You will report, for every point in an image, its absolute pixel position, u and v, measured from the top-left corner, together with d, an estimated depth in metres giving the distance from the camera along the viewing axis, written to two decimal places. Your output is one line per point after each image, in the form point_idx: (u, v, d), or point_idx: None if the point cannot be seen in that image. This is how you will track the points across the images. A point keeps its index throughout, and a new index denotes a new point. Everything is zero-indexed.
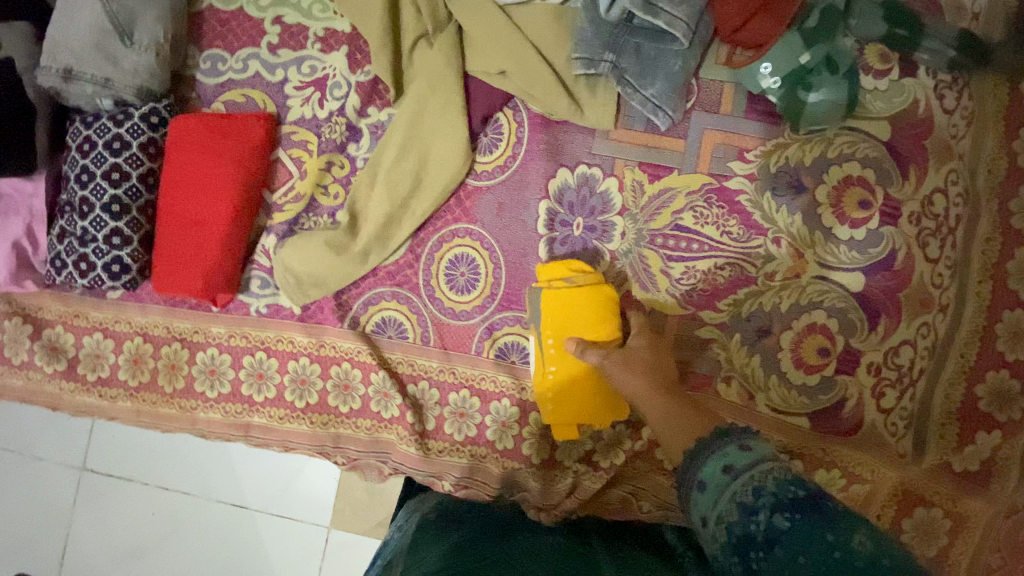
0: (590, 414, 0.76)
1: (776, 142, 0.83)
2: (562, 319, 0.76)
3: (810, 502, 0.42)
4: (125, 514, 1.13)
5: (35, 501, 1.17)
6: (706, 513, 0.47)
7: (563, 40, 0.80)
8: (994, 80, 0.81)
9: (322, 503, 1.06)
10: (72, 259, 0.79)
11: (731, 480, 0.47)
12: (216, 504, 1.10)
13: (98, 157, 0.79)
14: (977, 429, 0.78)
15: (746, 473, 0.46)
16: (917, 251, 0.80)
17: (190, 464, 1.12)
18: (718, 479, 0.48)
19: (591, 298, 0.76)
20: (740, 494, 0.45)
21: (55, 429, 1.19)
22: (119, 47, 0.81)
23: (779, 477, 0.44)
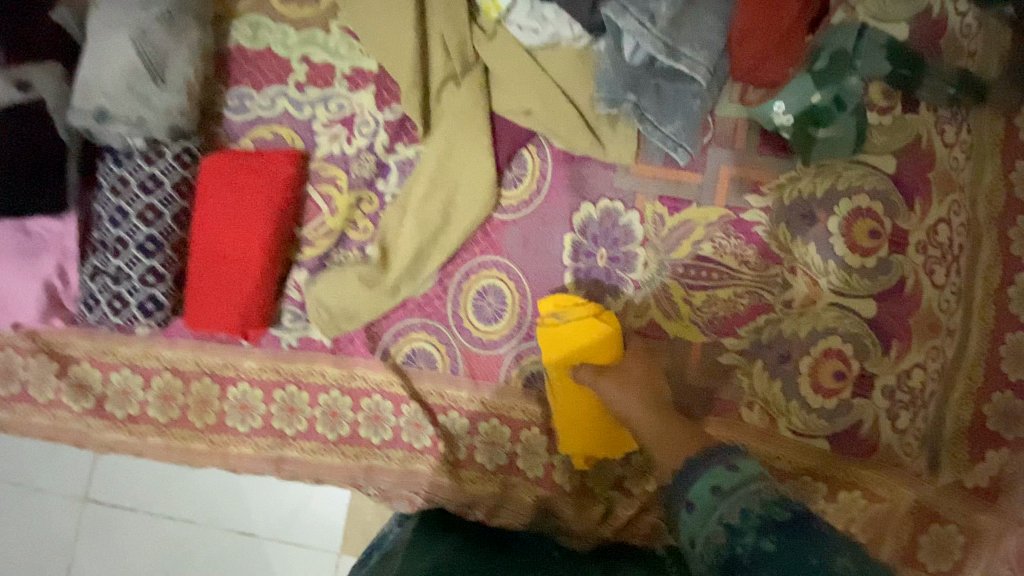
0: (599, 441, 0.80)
1: (788, 176, 0.87)
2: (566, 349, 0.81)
3: (795, 525, 0.46)
4: (132, 547, 1.11)
5: (41, 535, 1.15)
6: (694, 532, 0.51)
7: (586, 80, 0.84)
8: (991, 116, 0.86)
9: (333, 530, 1.04)
10: (106, 298, 0.80)
11: (718, 500, 0.51)
12: (224, 533, 1.08)
13: (132, 197, 0.80)
14: (986, 448, 0.82)
15: (732, 494, 0.50)
16: (925, 278, 0.84)
17: (197, 493, 1.10)
18: (705, 499, 0.52)
19: (586, 327, 0.81)
20: (729, 515, 0.49)
21: (57, 460, 1.17)
22: (152, 88, 0.82)
23: (766, 499, 0.48)
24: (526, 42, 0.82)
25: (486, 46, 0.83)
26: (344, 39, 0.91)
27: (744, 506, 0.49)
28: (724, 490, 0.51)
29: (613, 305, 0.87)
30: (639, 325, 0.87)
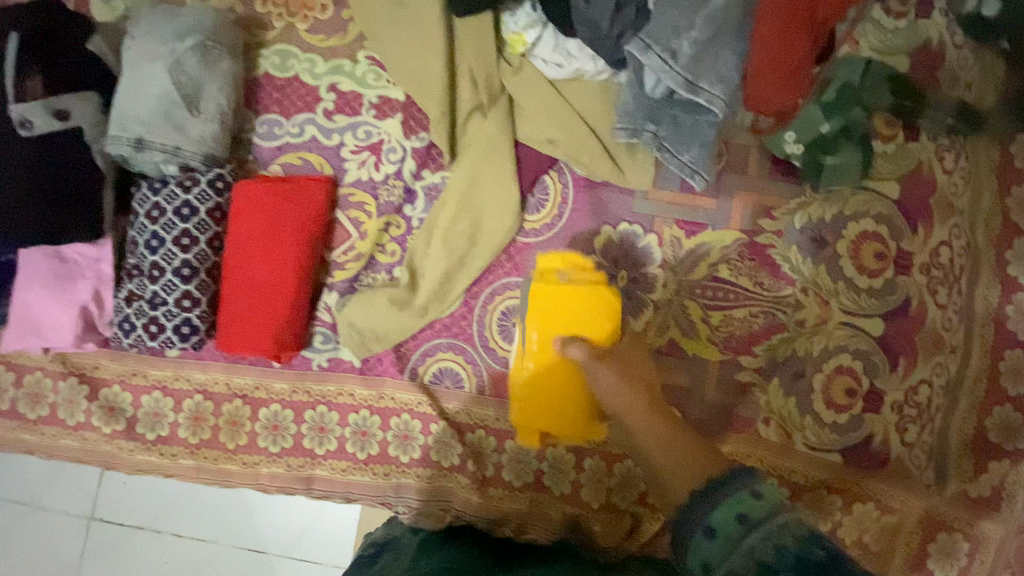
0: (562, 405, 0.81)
1: (799, 201, 0.92)
2: (561, 319, 0.80)
3: (832, 567, 0.43)
4: (138, 566, 1.09)
5: (45, 555, 1.12)
6: (718, 563, 0.49)
7: (607, 111, 0.88)
8: (987, 142, 0.90)
9: (344, 545, 1.03)
10: (142, 322, 0.81)
11: (746, 530, 0.48)
12: (233, 550, 1.07)
13: (168, 223, 0.82)
14: (988, 459, 0.85)
15: (761, 526, 0.48)
16: (929, 298, 0.88)
17: (205, 510, 1.08)
18: (730, 528, 0.50)
19: (583, 295, 0.80)
20: (759, 548, 0.47)
21: (62, 478, 1.15)
22: (187, 116, 0.83)
23: (799, 535, 0.46)
24: (551, 75, 0.86)
25: (512, 78, 0.87)
26: (371, 69, 0.94)
27: (777, 541, 0.46)
28: (752, 520, 0.49)
29: (634, 325, 0.90)
30: (658, 344, 0.90)
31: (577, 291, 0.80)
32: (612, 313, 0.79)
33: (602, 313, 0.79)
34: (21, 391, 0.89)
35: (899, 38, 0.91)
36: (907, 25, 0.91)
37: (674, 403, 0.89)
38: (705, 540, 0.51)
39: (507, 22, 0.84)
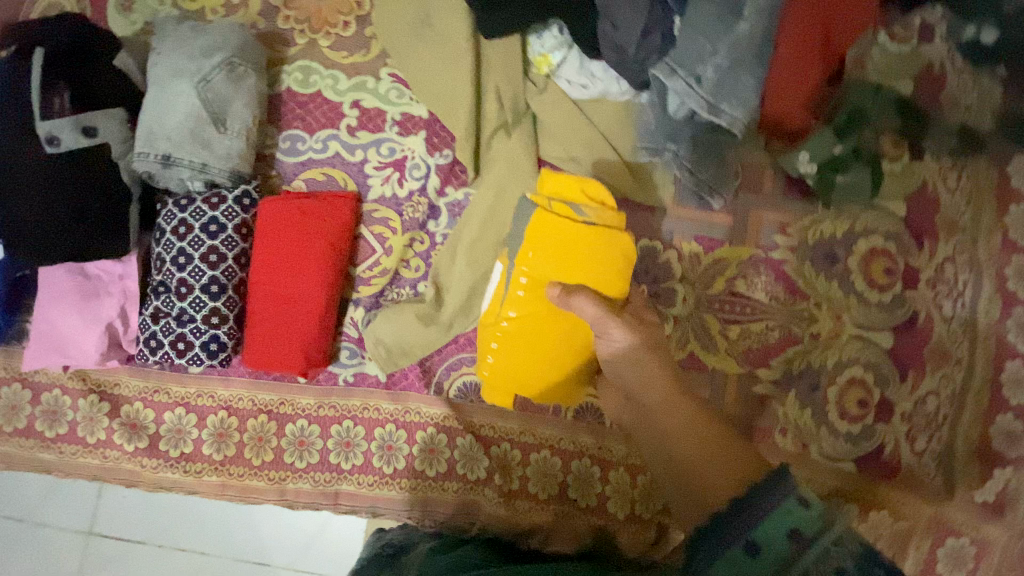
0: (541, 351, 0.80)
1: (812, 219, 0.95)
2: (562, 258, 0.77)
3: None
4: None
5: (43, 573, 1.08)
6: None
7: (629, 130, 0.90)
8: (987, 162, 0.93)
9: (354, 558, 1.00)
10: (169, 339, 0.81)
11: (800, 548, 0.49)
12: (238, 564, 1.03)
13: (195, 240, 0.82)
14: (993, 467, 0.87)
15: (815, 545, 0.49)
16: (936, 312, 0.92)
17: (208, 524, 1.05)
18: (780, 545, 0.51)
19: (592, 237, 0.77)
20: (816, 569, 0.48)
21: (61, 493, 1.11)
22: (214, 133, 0.83)
23: (859, 557, 0.47)
24: (574, 96, 0.88)
25: (537, 97, 0.88)
26: (393, 86, 0.95)
27: (837, 561, 0.48)
28: (804, 536, 0.50)
29: None
30: (678, 356, 0.93)
31: (590, 233, 0.77)
32: (621, 268, 0.78)
33: (616, 262, 0.77)
34: (38, 408, 0.87)
35: (904, 63, 0.94)
36: (911, 50, 0.95)
37: None
38: (749, 556, 0.52)
39: (534, 44, 0.87)
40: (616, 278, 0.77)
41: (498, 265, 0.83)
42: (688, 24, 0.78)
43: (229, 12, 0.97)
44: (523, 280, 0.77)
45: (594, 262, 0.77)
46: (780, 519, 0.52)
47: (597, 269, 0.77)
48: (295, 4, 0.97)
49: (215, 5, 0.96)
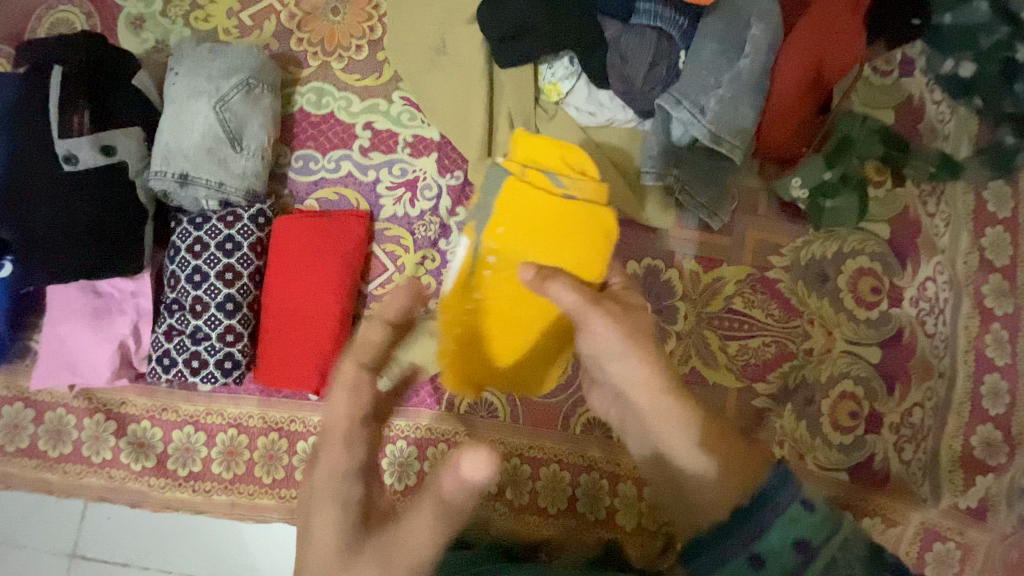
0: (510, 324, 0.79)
1: (803, 240, 1.00)
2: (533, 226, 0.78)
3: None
4: None
5: None
6: None
7: (634, 156, 0.94)
8: (965, 189, 1.02)
9: None
10: (183, 357, 0.81)
11: (805, 558, 0.57)
12: None
13: (211, 258, 0.83)
14: (976, 474, 0.92)
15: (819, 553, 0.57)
16: (919, 329, 0.98)
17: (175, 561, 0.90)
18: (785, 555, 0.58)
19: (566, 209, 0.78)
20: None
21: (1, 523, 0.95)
22: (230, 152, 0.84)
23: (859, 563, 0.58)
24: (582, 122, 0.92)
25: (547, 124, 0.91)
26: (405, 108, 0.97)
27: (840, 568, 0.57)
28: (810, 544, 0.58)
29: None
30: (681, 372, 0.97)
31: (564, 205, 0.78)
32: (594, 243, 0.78)
33: (591, 237, 0.78)
34: (41, 427, 0.87)
35: (886, 95, 1.03)
36: (892, 82, 1.03)
37: None
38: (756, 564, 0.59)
39: (544, 73, 0.89)
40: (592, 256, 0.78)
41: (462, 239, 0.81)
42: (693, 59, 0.83)
43: (242, 33, 0.98)
44: (492, 252, 0.78)
45: (573, 233, 0.78)
46: (786, 528, 0.58)
47: (578, 244, 0.78)
48: (309, 27, 0.99)
49: (228, 27, 0.98)
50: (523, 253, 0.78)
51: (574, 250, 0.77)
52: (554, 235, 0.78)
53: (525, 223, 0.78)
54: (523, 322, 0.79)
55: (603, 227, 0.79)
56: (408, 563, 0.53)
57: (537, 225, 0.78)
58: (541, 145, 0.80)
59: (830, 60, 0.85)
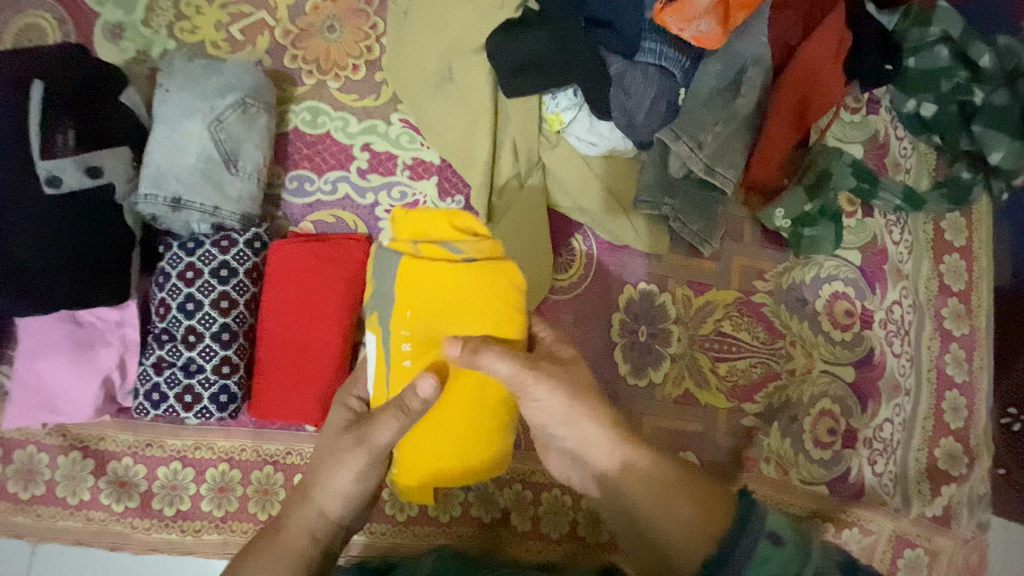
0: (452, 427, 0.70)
1: (784, 266, 1.06)
2: (436, 304, 0.67)
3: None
4: None
5: None
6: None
7: (630, 184, 0.97)
8: (924, 221, 1.12)
9: None
10: (175, 391, 0.78)
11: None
12: None
13: (205, 285, 0.79)
14: (940, 484, 1.01)
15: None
16: (886, 349, 1.06)
17: None
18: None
19: (467, 278, 0.67)
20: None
21: None
22: (224, 174, 0.81)
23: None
24: (583, 151, 0.94)
25: (549, 152, 0.94)
26: (404, 131, 0.96)
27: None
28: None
29: (654, 377, 0.99)
30: (675, 394, 1.00)
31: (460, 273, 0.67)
32: (509, 306, 0.69)
33: (500, 297, 0.68)
34: (10, 467, 0.80)
35: (855, 131, 1.11)
36: (861, 119, 1.11)
37: (690, 447, 0.99)
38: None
39: (547, 103, 0.92)
40: (508, 317, 0.69)
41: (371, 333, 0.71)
42: (692, 96, 0.86)
43: (231, 47, 0.95)
44: (405, 348, 0.68)
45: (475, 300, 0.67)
46: (757, 569, 0.63)
47: (489, 310, 0.68)
48: (303, 44, 0.96)
49: (216, 39, 0.94)
50: (437, 332, 0.68)
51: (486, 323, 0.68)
52: (460, 307, 0.67)
53: (425, 302, 0.67)
54: (465, 422, 0.70)
55: (514, 283, 0.69)
56: (379, 442, 0.69)
57: (438, 299, 0.67)
58: (427, 215, 0.69)
59: (816, 99, 0.91)
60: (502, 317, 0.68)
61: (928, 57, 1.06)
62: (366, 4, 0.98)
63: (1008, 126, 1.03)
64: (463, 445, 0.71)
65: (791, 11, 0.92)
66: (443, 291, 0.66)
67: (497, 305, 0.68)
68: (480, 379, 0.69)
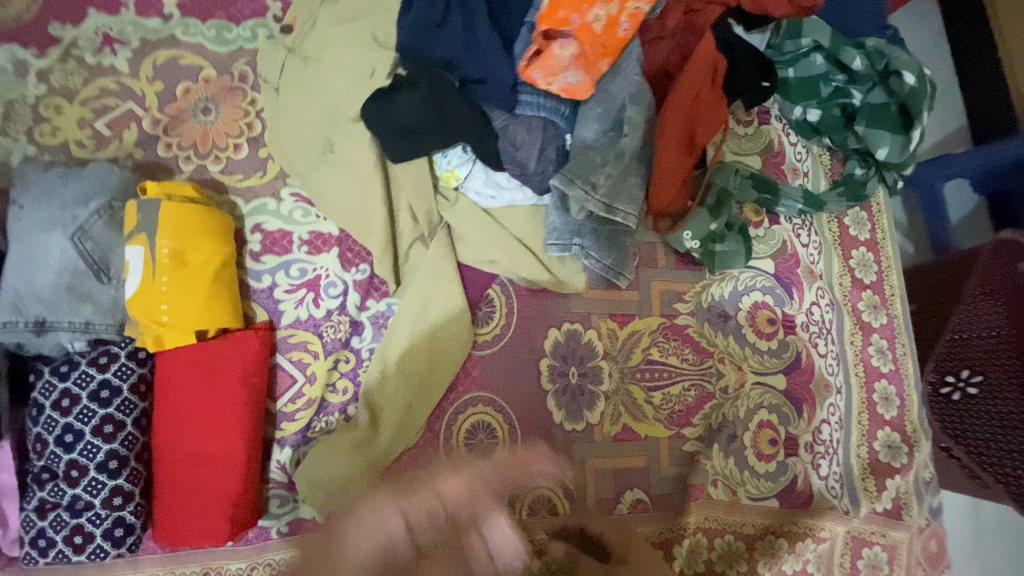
0: (205, 315, 0.79)
1: (702, 284, 1.07)
2: (191, 235, 0.80)
3: None
4: None
5: None
6: None
7: (538, 229, 0.95)
8: (827, 220, 1.16)
9: None
10: (63, 534, 0.71)
11: None
12: None
13: (84, 412, 0.73)
14: (885, 478, 1.04)
15: None
16: (811, 351, 1.08)
17: None
18: None
19: (200, 217, 0.82)
20: None
21: None
22: (96, 285, 0.76)
23: None
24: (484, 205, 0.93)
25: (450, 210, 0.92)
26: (297, 205, 0.93)
27: None
28: None
29: (591, 418, 0.97)
30: (614, 431, 0.97)
31: (198, 212, 0.82)
32: (230, 241, 0.85)
33: (225, 234, 0.85)
34: None
35: (751, 142, 1.15)
36: (754, 130, 1.16)
37: (636, 484, 0.96)
38: None
39: (439, 162, 0.90)
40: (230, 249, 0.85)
41: (131, 249, 0.77)
42: (578, 141, 0.86)
43: (98, 144, 0.89)
44: (164, 257, 0.77)
45: (210, 234, 0.82)
46: None
47: (222, 241, 0.84)
48: (177, 131, 0.92)
49: (81, 137, 0.89)
50: (194, 255, 0.80)
51: (222, 240, 0.84)
52: (199, 233, 0.81)
53: (184, 231, 0.79)
54: (212, 310, 0.80)
55: (229, 235, 0.86)
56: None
57: (189, 233, 0.80)
58: (173, 186, 0.82)
59: (702, 131, 0.92)
60: (226, 251, 0.84)
61: (806, 65, 1.10)
62: (241, 81, 0.95)
63: (886, 123, 1.08)
64: (210, 316, 0.80)
65: (665, 44, 0.96)
66: (194, 227, 0.80)
67: (225, 238, 0.84)
68: (222, 278, 0.83)
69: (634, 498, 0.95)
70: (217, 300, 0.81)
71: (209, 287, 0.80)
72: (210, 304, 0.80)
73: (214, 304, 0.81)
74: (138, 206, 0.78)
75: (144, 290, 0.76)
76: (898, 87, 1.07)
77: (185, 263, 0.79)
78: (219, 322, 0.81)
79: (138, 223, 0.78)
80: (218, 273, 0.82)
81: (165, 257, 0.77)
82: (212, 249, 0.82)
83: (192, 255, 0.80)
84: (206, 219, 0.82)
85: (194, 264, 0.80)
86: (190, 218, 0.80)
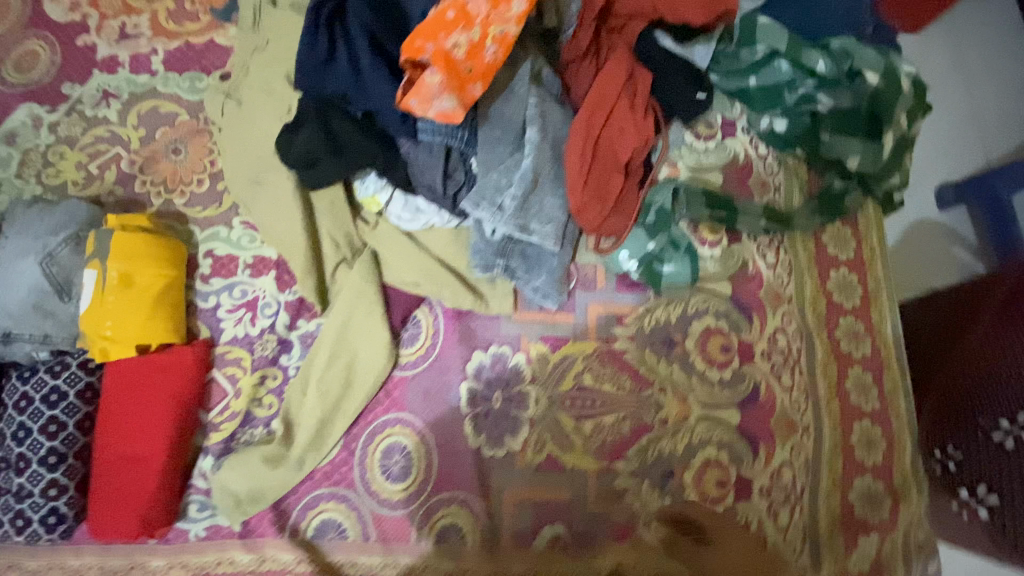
0: (143, 331, 0.88)
1: (645, 307, 1.00)
2: (138, 259, 0.90)
3: None
4: None
5: None
6: None
7: (461, 253, 0.97)
8: (802, 237, 1.04)
9: None
10: (9, 517, 0.84)
11: None
12: None
13: (35, 412, 0.85)
14: (858, 534, 0.91)
15: None
16: (773, 383, 0.96)
17: None
18: None
19: (147, 243, 0.91)
20: None
21: None
22: (57, 303, 0.89)
23: None
24: (406, 228, 0.96)
25: (370, 235, 0.97)
26: (245, 232, 1.02)
27: None
28: None
29: (512, 445, 0.94)
30: (536, 460, 0.93)
31: (145, 240, 0.91)
32: (179, 264, 0.94)
33: (175, 258, 0.94)
34: None
35: (713, 155, 1.05)
36: (716, 144, 1.05)
37: (556, 519, 0.91)
38: None
39: (360, 188, 0.94)
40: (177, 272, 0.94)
41: (88, 272, 0.88)
42: (482, 163, 0.87)
43: (88, 183, 1.05)
44: (111, 280, 0.87)
45: (156, 258, 0.91)
46: None
47: (167, 264, 0.92)
48: (151, 169, 1.06)
49: (77, 178, 1.05)
50: (138, 277, 0.89)
51: (168, 264, 0.92)
52: (145, 258, 0.90)
53: (132, 256, 0.89)
54: (150, 327, 0.88)
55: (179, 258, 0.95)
56: None
57: (135, 258, 0.89)
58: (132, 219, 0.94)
59: (622, 145, 0.90)
60: (171, 272, 0.93)
61: (771, 72, 1.01)
62: (206, 124, 1.07)
63: (854, 130, 0.99)
64: (149, 332, 0.88)
65: (587, 63, 0.94)
66: (140, 253, 0.90)
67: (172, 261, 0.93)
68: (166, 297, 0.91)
69: (554, 534, 0.91)
70: (157, 317, 0.89)
71: (150, 305, 0.89)
72: (148, 321, 0.88)
73: (153, 321, 0.89)
74: (97, 236, 0.90)
75: (95, 309, 0.87)
76: (863, 88, 0.99)
77: (129, 284, 0.88)
78: (157, 337, 0.89)
79: (95, 251, 0.90)
80: (162, 292, 0.91)
81: (112, 280, 0.87)
82: (156, 271, 0.90)
83: (136, 277, 0.89)
84: (155, 245, 0.92)
85: (137, 285, 0.89)
86: (138, 244, 0.90)
